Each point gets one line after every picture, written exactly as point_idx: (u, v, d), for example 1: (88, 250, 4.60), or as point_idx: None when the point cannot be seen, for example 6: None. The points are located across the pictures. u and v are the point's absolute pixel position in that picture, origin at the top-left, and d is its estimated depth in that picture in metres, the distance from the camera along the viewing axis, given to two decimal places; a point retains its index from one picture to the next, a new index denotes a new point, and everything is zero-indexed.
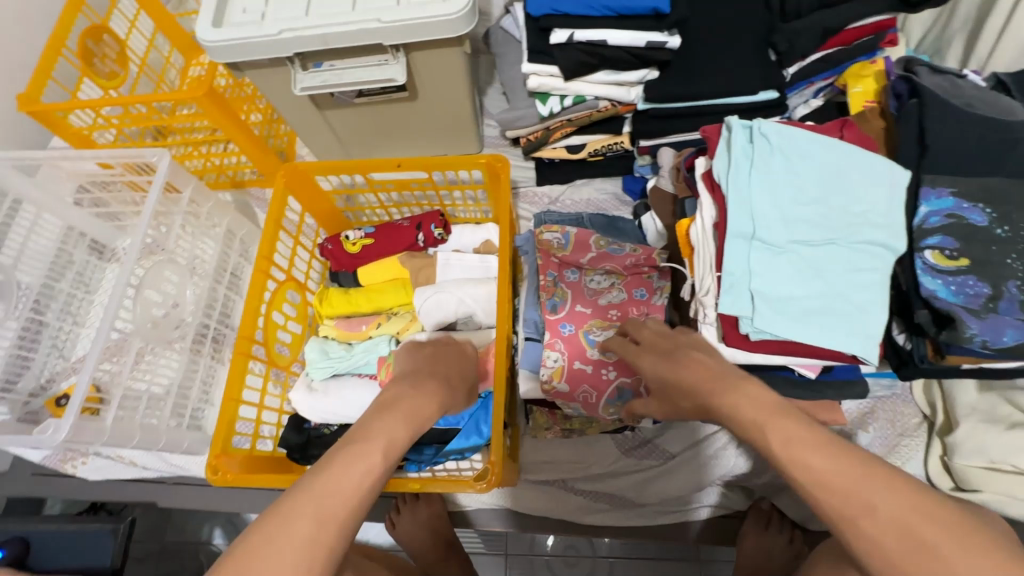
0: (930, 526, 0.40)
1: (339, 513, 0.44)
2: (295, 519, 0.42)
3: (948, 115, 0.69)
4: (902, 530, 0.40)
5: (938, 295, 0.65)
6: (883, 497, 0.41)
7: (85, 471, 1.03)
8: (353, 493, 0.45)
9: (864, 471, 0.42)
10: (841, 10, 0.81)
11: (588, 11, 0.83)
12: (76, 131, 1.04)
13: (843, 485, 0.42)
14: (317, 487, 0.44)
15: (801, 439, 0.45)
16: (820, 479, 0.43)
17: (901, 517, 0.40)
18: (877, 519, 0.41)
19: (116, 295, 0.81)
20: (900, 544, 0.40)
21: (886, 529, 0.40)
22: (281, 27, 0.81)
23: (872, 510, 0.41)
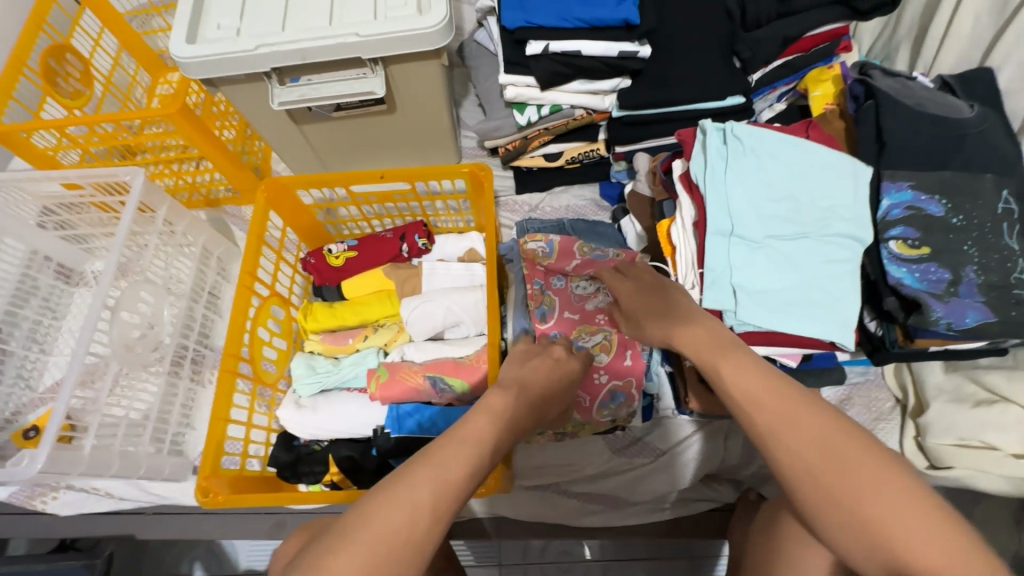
0: (843, 442, 0.49)
1: (445, 500, 0.47)
2: (402, 501, 0.45)
3: (902, 114, 0.74)
4: (822, 448, 0.49)
5: (904, 283, 0.70)
6: (808, 420, 0.50)
7: (57, 507, 0.97)
8: (457, 480, 0.48)
9: (797, 399, 0.52)
10: (798, 20, 0.87)
11: (561, 23, 0.86)
12: (40, 152, 1.01)
13: (775, 407, 0.51)
14: (423, 474, 0.47)
15: (743, 370, 0.55)
16: (756, 402, 0.52)
17: (824, 438, 0.49)
18: (804, 438, 0.49)
19: (91, 318, 0.79)
20: (820, 459, 0.48)
21: (810, 448, 0.49)
22: (257, 42, 0.81)
23: (800, 432, 0.50)
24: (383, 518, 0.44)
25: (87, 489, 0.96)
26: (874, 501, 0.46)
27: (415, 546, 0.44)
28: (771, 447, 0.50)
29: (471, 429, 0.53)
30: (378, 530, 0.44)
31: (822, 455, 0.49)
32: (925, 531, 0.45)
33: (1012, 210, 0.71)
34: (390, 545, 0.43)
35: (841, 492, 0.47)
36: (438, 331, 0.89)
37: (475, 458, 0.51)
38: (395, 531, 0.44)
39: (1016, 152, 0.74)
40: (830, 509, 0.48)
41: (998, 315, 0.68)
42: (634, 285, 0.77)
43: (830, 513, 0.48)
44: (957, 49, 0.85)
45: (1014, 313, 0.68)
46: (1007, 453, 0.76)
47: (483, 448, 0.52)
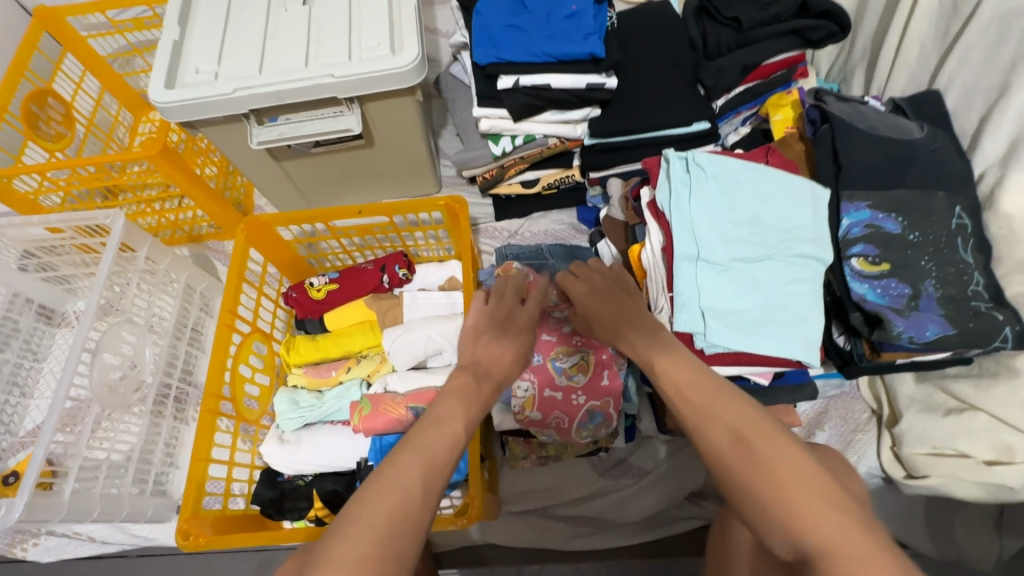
0: (751, 429, 0.49)
1: (433, 479, 0.51)
2: (390, 484, 0.48)
3: (856, 136, 0.78)
4: (733, 433, 0.49)
5: (867, 298, 0.72)
6: (721, 410, 0.51)
7: (37, 554, 0.96)
8: (444, 461, 0.52)
9: (716, 389, 0.53)
10: (757, 48, 0.91)
11: (531, 58, 0.89)
12: (22, 196, 1.02)
13: (698, 401, 0.52)
14: (409, 459, 0.51)
15: (677, 366, 0.56)
16: (683, 395, 0.54)
17: (735, 426, 0.49)
18: (715, 423, 0.50)
19: (71, 362, 0.79)
20: (730, 445, 0.48)
21: (721, 434, 0.49)
22: (235, 86, 0.84)
23: (715, 419, 0.50)
24: (381, 505, 0.47)
25: (69, 533, 0.95)
26: (775, 481, 0.45)
27: (415, 524, 0.48)
28: (695, 437, 0.51)
29: (448, 413, 0.56)
30: (380, 513, 0.46)
31: (732, 441, 0.49)
32: (821, 508, 0.43)
33: (965, 225, 0.75)
34: (392, 526, 0.46)
35: (749, 478, 0.46)
36: (420, 359, 0.90)
37: (457, 439, 0.54)
38: (395, 514, 0.47)
39: (966, 169, 0.77)
40: (741, 493, 0.47)
41: (957, 327, 0.70)
42: (588, 285, 0.72)
43: (745, 501, 0.47)
44: (906, 72, 0.89)
45: (972, 324, 0.70)
46: (979, 460, 0.78)
47: (459, 427, 0.55)
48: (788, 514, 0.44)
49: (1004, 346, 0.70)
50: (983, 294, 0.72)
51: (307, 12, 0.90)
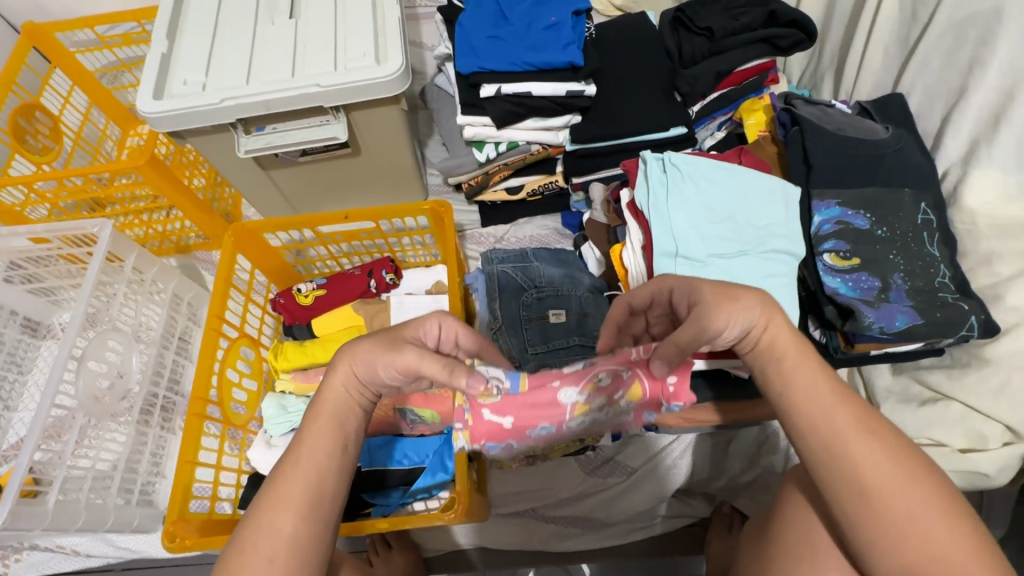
0: (926, 476, 0.48)
1: (309, 494, 0.50)
2: (276, 506, 0.49)
3: (824, 138, 0.81)
4: (909, 470, 0.48)
5: (839, 292, 0.75)
6: (893, 443, 0.48)
7: (19, 569, 0.94)
8: (322, 468, 0.51)
9: (876, 421, 0.50)
10: (729, 56, 0.94)
11: (511, 67, 0.92)
12: (8, 208, 1.02)
13: (866, 427, 0.49)
14: (282, 482, 0.50)
15: (821, 383, 0.51)
16: (831, 415, 0.49)
17: (914, 465, 0.48)
18: (852, 448, 0.48)
19: (58, 368, 0.78)
20: (903, 481, 0.47)
21: (896, 466, 0.47)
22: (222, 96, 0.85)
23: (878, 448, 0.48)
24: (260, 537, 0.48)
25: (53, 547, 0.94)
26: (954, 533, 0.45)
27: (302, 538, 0.48)
28: (855, 458, 0.47)
29: (323, 416, 0.53)
30: (267, 540, 0.48)
31: (905, 478, 0.47)
32: (990, 569, 0.44)
33: (931, 220, 0.78)
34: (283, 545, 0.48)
35: (925, 522, 0.46)
36: None
37: (328, 445, 0.52)
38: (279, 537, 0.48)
39: (929, 167, 0.80)
40: (910, 533, 0.46)
41: (925, 317, 0.72)
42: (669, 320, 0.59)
43: (913, 543, 0.45)
44: (872, 77, 0.93)
45: (940, 314, 0.72)
46: (954, 449, 0.79)
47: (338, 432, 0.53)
48: (968, 568, 0.44)
49: (971, 334, 0.72)
50: (950, 286, 0.75)
51: (294, 24, 0.93)
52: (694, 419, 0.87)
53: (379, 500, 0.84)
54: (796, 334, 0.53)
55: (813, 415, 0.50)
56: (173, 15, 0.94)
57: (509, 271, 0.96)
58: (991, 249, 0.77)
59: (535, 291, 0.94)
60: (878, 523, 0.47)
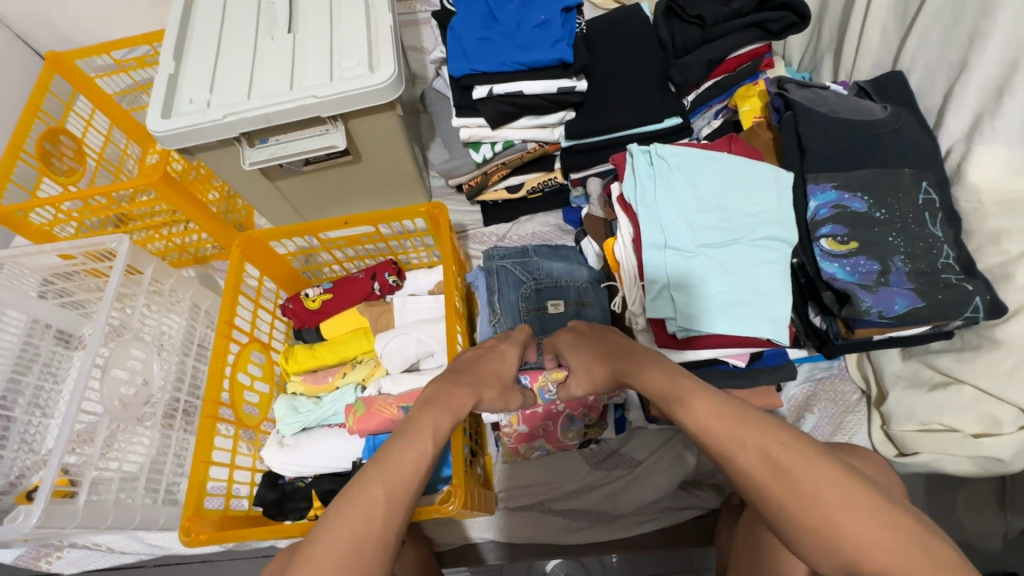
0: (788, 454, 0.47)
1: (399, 494, 0.53)
2: (361, 501, 0.51)
3: (818, 122, 0.80)
4: (767, 459, 0.47)
5: (837, 277, 0.74)
6: (750, 436, 0.49)
7: (61, 566, 1.01)
8: (411, 476, 0.54)
9: (738, 412, 0.51)
10: (722, 42, 0.93)
11: (502, 67, 0.93)
12: (37, 228, 1.09)
13: (719, 428, 0.50)
14: (375, 477, 0.53)
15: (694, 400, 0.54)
16: (701, 424, 0.52)
17: (767, 449, 0.47)
18: (746, 447, 0.48)
19: (82, 377, 0.83)
20: (765, 471, 0.47)
21: (755, 460, 0.47)
22: (225, 111, 0.89)
23: (742, 446, 0.48)
24: (353, 513, 0.50)
25: (90, 545, 1.00)
26: (823, 509, 0.44)
27: (379, 540, 0.50)
28: (727, 464, 0.49)
29: (421, 425, 0.59)
30: (341, 531, 0.49)
31: (766, 468, 0.47)
32: (870, 529, 0.43)
33: (933, 200, 0.76)
34: (357, 538, 0.49)
35: (795, 506, 0.45)
36: (412, 361, 0.94)
37: (423, 453, 0.56)
38: (366, 532, 0.49)
39: (930, 145, 0.78)
40: (791, 516, 0.45)
41: (926, 300, 0.71)
42: (572, 337, 0.75)
43: (792, 527, 0.45)
44: (871, 54, 0.91)
45: (942, 296, 0.71)
46: (967, 434, 0.79)
47: (429, 438, 0.58)
48: (842, 540, 0.43)
49: (977, 315, 0.71)
50: (954, 267, 0.73)
51: (292, 39, 0.96)
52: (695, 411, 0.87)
53: None
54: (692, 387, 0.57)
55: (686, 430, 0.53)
56: (179, 37, 0.98)
57: (508, 267, 0.96)
58: (998, 227, 0.75)
59: (533, 283, 0.94)
60: (764, 511, 0.48)
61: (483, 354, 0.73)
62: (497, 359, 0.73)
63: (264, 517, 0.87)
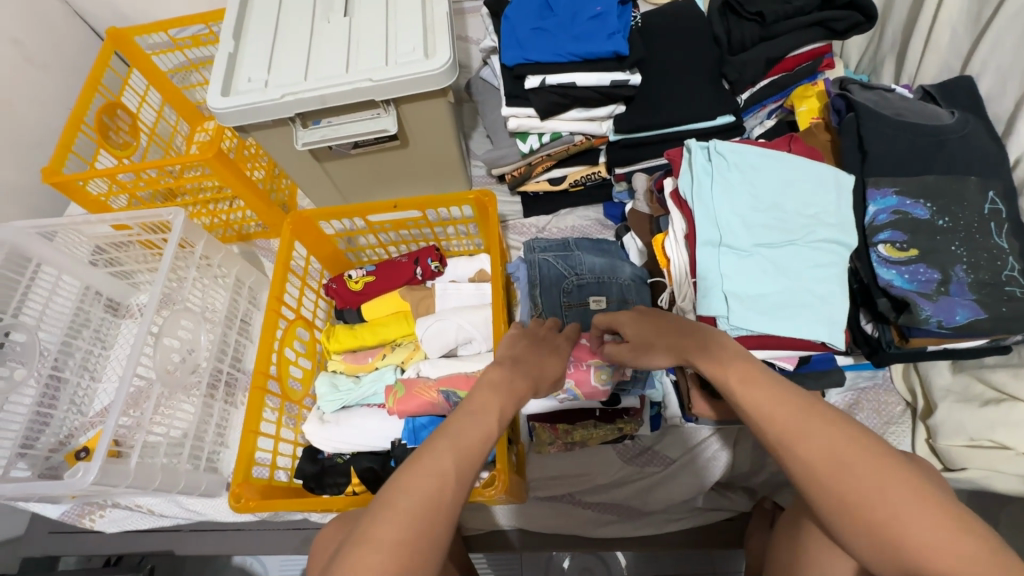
0: (852, 451, 0.47)
1: (466, 469, 0.52)
2: (432, 470, 0.49)
3: (882, 124, 0.78)
4: (831, 455, 0.47)
5: (894, 284, 0.72)
6: (815, 431, 0.49)
7: (103, 524, 1.05)
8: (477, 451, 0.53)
9: (802, 406, 0.51)
10: (782, 40, 0.91)
11: (556, 58, 0.93)
12: (94, 198, 1.12)
13: (783, 420, 0.50)
14: (444, 448, 0.51)
15: (754, 383, 0.53)
16: (762, 413, 0.51)
17: (831, 446, 0.47)
18: (810, 444, 0.48)
19: (138, 343, 0.86)
20: (826, 469, 0.47)
21: (818, 457, 0.47)
22: (283, 91, 0.90)
23: (804, 441, 0.48)
24: (423, 482, 0.49)
25: (131, 506, 1.04)
26: (888, 505, 0.45)
27: (446, 511, 0.49)
28: (785, 458, 0.49)
29: (489, 402, 0.58)
30: (410, 498, 0.48)
31: (829, 464, 0.47)
32: (934, 530, 0.43)
33: (999, 210, 0.73)
34: (426, 508, 0.48)
35: (855, 504, 0.46)
36: (452, 347, 0.95)
37: (491, 429, 0.55)
38: (437, 499, 0.48)
39: (999, 154, 0.76)
40: (850, 514, 0.46)
41: (989, 312, 0.70)
42: (632, 315, 0.71)
43: (850, 524, 0.46)
44: (938, 58, 0.88)
45: (1006, 308, 0.69)
46: (1020, 452, 0.76)
47: (495, 416, 0.57)
48: (906, 540, 0.44)
49: None
50: (1019, 279, 0.71)
51: (349, 23, 0.97)
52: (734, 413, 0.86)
53: None
54: (758, 367, 0.55)
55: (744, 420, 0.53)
56: (239, 16, 1.00)
57: (551, 259, 0.96)
58: None
59: (576, 277, 0.94)
60: (820, 507, 0.48)
61: (532, 347, 0.73)
62: (542, 352, 0.72)
63: (305, 489, 0.89)
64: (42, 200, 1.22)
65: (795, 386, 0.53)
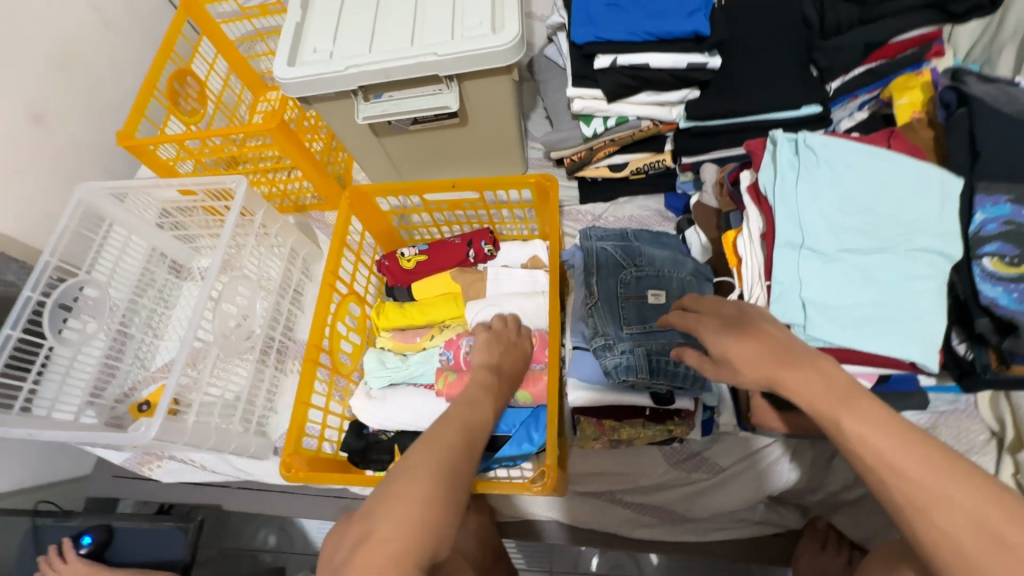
0: (1007, 523, 0.42)
1: (474, 440, 0.61)
2: (445, 439, 0.58)
3: (1000, 121, 0.68)
4: (981, 525, 0.42)
5: (999, 303, 0.64)
6: (960, 497, 0.44)
7: (160, 474, 1.11)
8: (475, 428, 0.62)
9: (943, 466, 0.45)
10: (882, 25, 0.83)
11: (630, 36, 0.87)
12: (163, 162, 1.16)
13: (917, 476, 0.45)
14: (456, 424, 0.61)
15: (878, 431, 0.47)
16: (890, 466, 0.46)
17: (981, 515, 0.43)
18: (955, 508, 0.43)
19: (199, 307, 0.88)
20: (975, 539, 0.42)
21: (964, 525, 0.43)
22: (346, 63, 0.89)
23: (945, 504, 0.44)
24: (440, 447, 0.57)
25: (185, 460, 1.09)
26: None
27: (461, 466, 0.57)
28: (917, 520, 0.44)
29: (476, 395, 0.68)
30: (433, 456, 0.56)
31: (978, 535, 0.42)
32: None
33: None
34: (443, 465, 0.55)
35: None
36: None
37: (486, 412, 0.65)
38: (447, 458, 0.56)
39: None
40: None
41: None
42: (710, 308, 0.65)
43: None
44: None
45: None
46: None
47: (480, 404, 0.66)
48: None
49: None
50: None
51: None
52: (796, 429, 0.81)
53: None
54: (885, 411, 0.49)
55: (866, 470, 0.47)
56: None
57: (608, 249, 0.91)
58: None
59: (634, 269, 0.88)
60: None
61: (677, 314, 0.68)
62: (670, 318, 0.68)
63: (350, 463, 0.91)
64: (114, 161, 1.27)
65: (932, 437, 0.47)
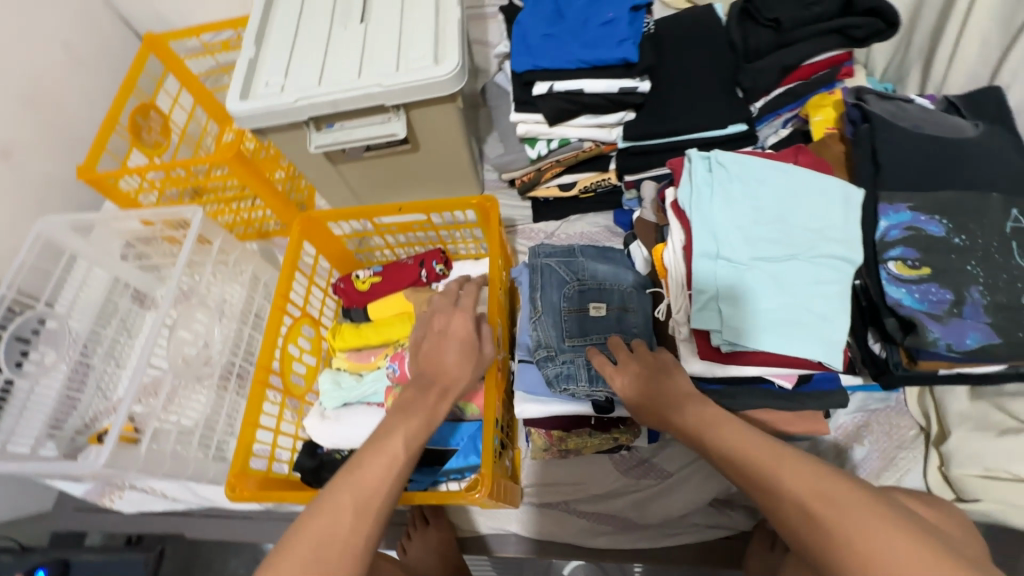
0: (819, 496, 0.50)
1: (367, 508, 0.56)
2: (329, 509, 0.55)
3: (899, 136, 0.75)
4: (800, 500, 0.50)
5: (904, 303, 0.69)
6: (785, 477, 0.52)
7: (122, 504, 1.11)
8: (375, 484, 0.57)
9: (774, 454, 0.54)
10: (798, 48, 0.89)
11: (566, 64, 0.93)
12: (125, 194, 1.18)
13: (750, 462, 0.54)
14: (345, 488, 0.56)
15: (723, 431, 0.58)
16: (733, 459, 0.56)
17: (800, 491, 0.51)
18: (780, 487, 0.51)
19: (153, 335, 0.90)
20: (796, 512, 0.50)
21: (788, 501, 0.51)
22: (297, 96, 0.93)
23: (777, 484, 0.52)
24: (321, 522, 0.54)
25: (147, 489, 1.10)
26: (858, 551, 0.47)
27: (344, 544, 0.54)
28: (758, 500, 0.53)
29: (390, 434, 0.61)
30: (308, 538, 0.53)
31: (797, 507, 0.50)
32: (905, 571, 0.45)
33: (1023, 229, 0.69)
34: (321, 547, 0.53)
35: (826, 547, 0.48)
36: None
37: (393, 459, 0.59)
38: (327, 537, 0.53)
39: None
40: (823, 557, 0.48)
41: (1004, 337, 0.67)
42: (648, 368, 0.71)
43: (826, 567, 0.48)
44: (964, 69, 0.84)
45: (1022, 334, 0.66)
46: None
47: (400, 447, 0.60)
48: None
49: None
50: None
51: (364, 30, 1.00)
52: None
53: (414, 475, 0.89)
54: (738, 422, 0.58)
55: (746, 480, 0.54)
56: (262, 22, 1.03)
57: (553, 266, 0.93)
58: None
59: (576, 283, 0.92)
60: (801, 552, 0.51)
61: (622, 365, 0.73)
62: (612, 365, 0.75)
63: (302, 482, 0.92)
64: (79, 194, 1.30)
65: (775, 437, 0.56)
